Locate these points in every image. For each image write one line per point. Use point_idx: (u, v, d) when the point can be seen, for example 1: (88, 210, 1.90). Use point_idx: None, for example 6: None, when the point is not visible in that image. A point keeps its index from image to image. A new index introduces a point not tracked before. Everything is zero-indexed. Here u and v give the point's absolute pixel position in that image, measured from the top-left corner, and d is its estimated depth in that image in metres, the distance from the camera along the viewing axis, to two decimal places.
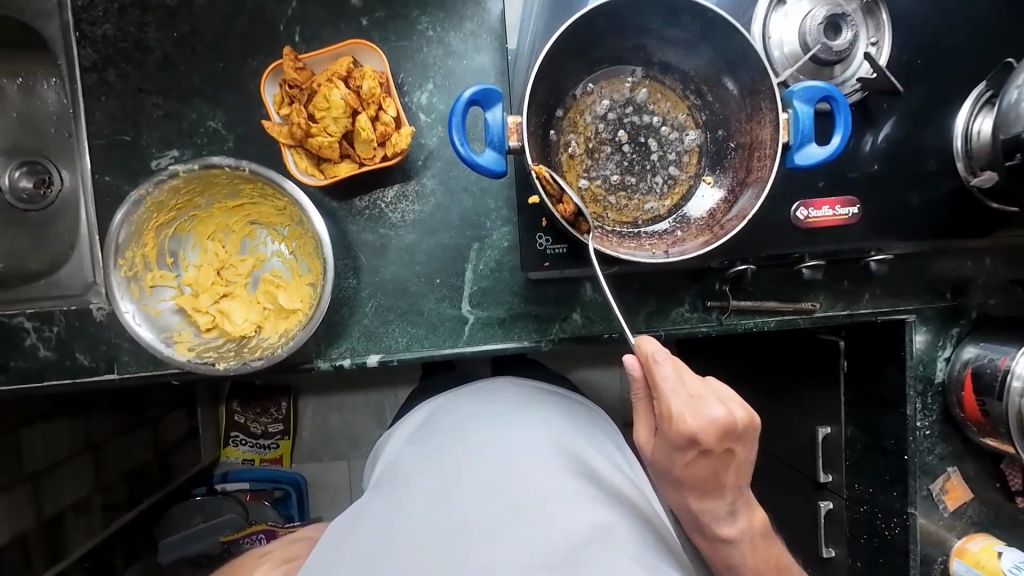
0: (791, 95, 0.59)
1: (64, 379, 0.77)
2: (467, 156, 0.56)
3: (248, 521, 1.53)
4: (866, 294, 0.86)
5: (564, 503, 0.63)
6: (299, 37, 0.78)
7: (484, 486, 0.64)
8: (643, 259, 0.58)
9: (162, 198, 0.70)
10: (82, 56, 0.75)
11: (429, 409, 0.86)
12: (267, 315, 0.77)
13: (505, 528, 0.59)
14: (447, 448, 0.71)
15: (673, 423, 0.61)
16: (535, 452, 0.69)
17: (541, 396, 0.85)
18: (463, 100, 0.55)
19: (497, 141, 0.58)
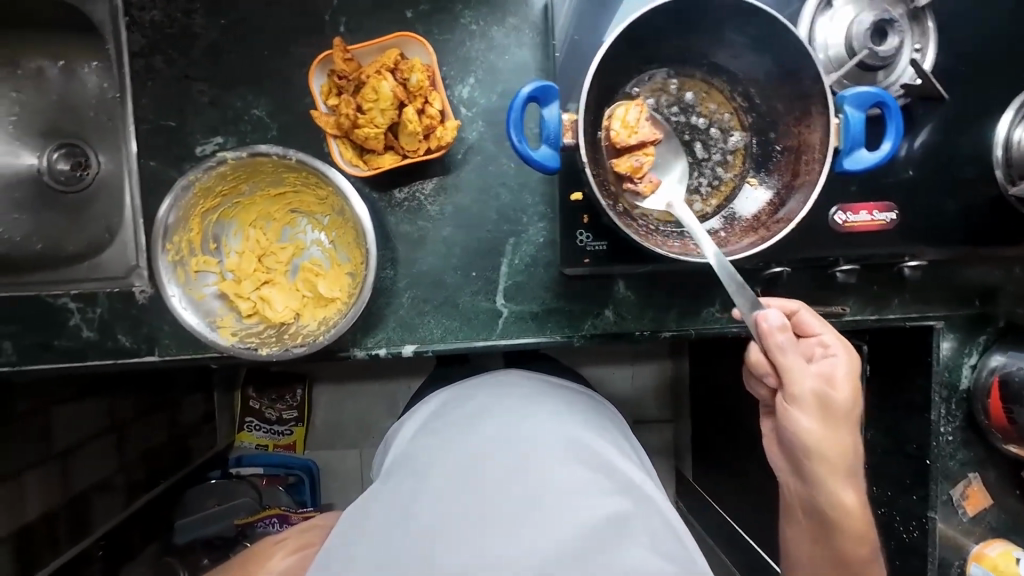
0: (842, 99, 0.59)
1: (107, 360, 0.79)
2: (522, 151, 0.55)
3: (262, 505, 1.59)
4: (896, 299, 0.87)
5: (581, 495, 0.63)
6: (344, 28, 0.78)
7: (502, 477, 0.65)
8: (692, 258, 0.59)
9: (210, 184, 0.72)
10: (130, 41, 0.76)
11: (442, 395, 0.89)
12: (306, 302, 0.79)
13: (521, 520, 0.60)
14: (462, 440, 0.72)
15: (841, 349, 0.70)
16: (549, 442, 0.70)
17: (553, 388, 0.88)
18: (523, 95, 0.54)
19: (553, 137, 0.57)
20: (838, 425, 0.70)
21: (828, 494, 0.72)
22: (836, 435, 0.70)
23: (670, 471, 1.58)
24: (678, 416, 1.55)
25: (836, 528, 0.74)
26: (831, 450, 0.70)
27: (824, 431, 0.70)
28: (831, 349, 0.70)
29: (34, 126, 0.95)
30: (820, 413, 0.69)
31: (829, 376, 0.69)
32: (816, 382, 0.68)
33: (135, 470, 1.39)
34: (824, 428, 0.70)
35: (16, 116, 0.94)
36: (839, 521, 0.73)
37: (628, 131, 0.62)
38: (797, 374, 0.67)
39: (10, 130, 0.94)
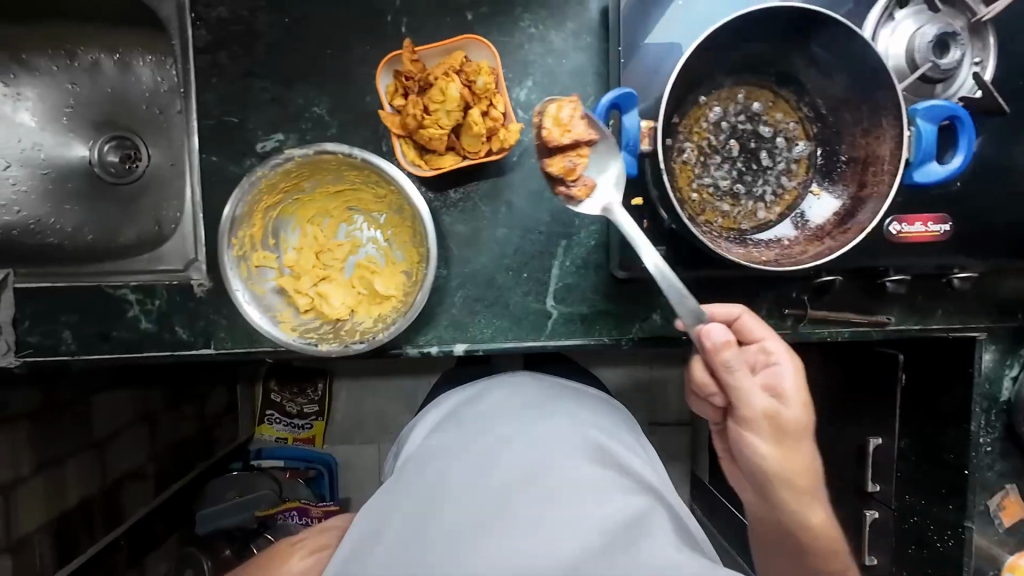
0: (915, 112, 0.60)
1: (163, 351, 0.79)
2: (602, 147, 0.63)
3: (282, 498, 1.58)
4: (939, 310, 0.86)
5: (598, 491, 0.61)
6: (406, 28, 0.79)
7: (512, 476, 0.63)
8: (762, 267, 0.60)
9: (275, 180, 0.73)
10: (196, 38, 0.77)
11: (452, 399, 0.88)
12: (361, 299, 0.80)
13: (535, 519, 0.57)
14: (471, 440, 0.71)
15: (784, 355, 0.69)
16: (561, 442, 0.69)
17: (564, 394, 0.87)
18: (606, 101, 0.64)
19: (631, 143, 0.66)
20: (795, 440, 0.69)
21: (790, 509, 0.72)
22: (789, 444, 0.69)
23: (688, 474, 1.59)
24: (699, 419, 1.56)
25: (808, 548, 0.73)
26: (783, 467, 0.69)
27: (776, 448, 0.69)
28: (774, 356, 0.69)
29: (88, 119, 0.96)
30: (768, 427, 0.68)
31: (773, 385, 0.68)
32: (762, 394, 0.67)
33: (164, 459, 1.40)
34: (769, 443, 0.69)
35: (70, 108, 0.95)
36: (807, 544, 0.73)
37: (560, 130, 0.65)
38: (743, 389, 0.67)
39: (65, 122, 0.95)
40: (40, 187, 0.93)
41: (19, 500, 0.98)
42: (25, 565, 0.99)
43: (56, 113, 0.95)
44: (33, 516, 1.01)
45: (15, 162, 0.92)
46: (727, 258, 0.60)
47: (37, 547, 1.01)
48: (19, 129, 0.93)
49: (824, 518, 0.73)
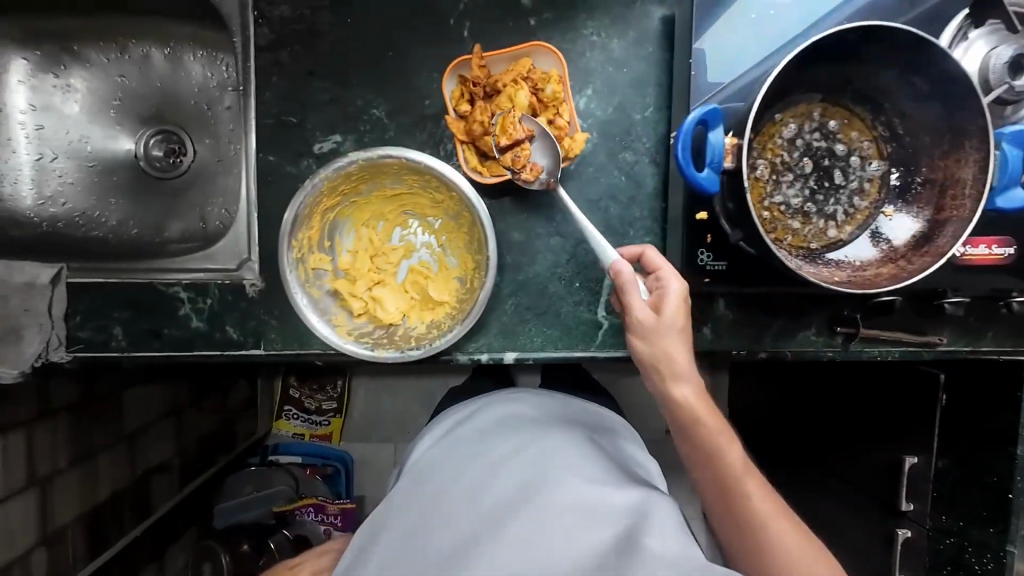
0: (1001, 136, 0.62)
1: (213, 350, 0.79)
2: (685, 169, 0.58)
3: (298, 494, 1.55)
4: (991, 331, 0.87)
5: (588, 509, 0.69)
6: (468, 32, 0.78)
7: (504, 503, 0.71)
8: (842, 288, 0.60)
9: (336, 182, 0.72)
10: (259, 36, 0.76)
11: (457, 415, 0.96)
12: (414, 305, 0.79)
13: (529, 536, 0.66)
14: (470, 465, 0.79)
15: (673, 277, 0.69)
16: (555, 461, 0.76)
17: (560, 412, 0.94)
18: (691, 119, 0.57)
19: (715, 161, 0.59)
20: (670, 351, 0.68)
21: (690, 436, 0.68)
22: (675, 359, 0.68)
23: None
24: None
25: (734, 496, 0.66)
26: (667, 380, 0.69)
27: (666, 356, 0.68)
28: (663, 278, 0.70)
29: (136, 112, 0.96)
30: (650, 340, 0.68)
31: (657, 302, 0.69)
32: (648, 311, 0.68)
33: (189, 453, 1.40)
34: (659, 349, 0.68)
35: (119, 101, 0.95)
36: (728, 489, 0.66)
37: (507, 134, 0.70)
38: (632, 306, 0.68)
39: (113, 115, 0.95)
40: (86, 180, 0.91)
41: (56, 493, 0.98)
42: (61, 557, 0.99)
43: (104, 105, 0.94)
44: (68, 508, 1.01)
45: (62, 154, 0.91)
46: (809, 279, 0.60)
47: (71, 539, 1.01)
48: (67, 120, 0.92)
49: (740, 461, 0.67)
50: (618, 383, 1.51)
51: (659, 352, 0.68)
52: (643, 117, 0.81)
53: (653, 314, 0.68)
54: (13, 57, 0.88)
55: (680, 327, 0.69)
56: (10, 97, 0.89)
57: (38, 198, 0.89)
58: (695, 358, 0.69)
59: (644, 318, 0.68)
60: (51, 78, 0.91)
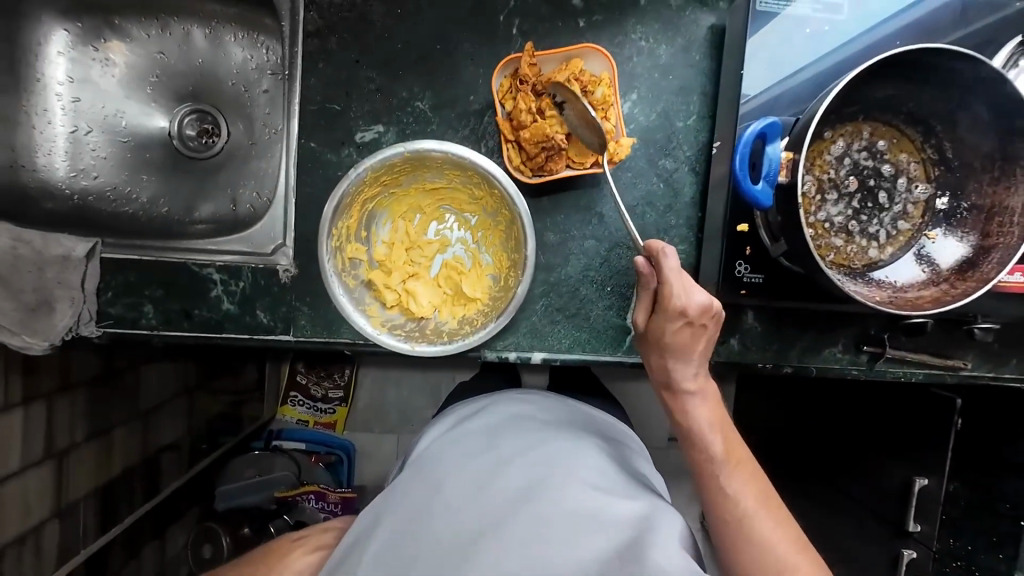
0: None
1: (243, 334, 0.79)
2: (741, 180, 0.58)
3: (300, 481, 1.56)
4: (1015, 359, 0.87)
5: (589, 520, 0.69)
6: (517, 30, 0.78)
7: (505, 503, 0.71)
8: (887, 309, 0.60)
9: (379, 172, 0.72)
10: (307, 21, 0.76)
11: (466, 409, 0.97)
12: (446, 299, 0.79)
13: (528, 539, 0.66)
14: (473, 462, 0.80)
15: (667, 302, 0.67)
16: (560, 467, 0.76)
17: (566, 415, 0.94)
18: (752, 131, 0.57)
19: (770, 175, 0.60)
20: (661, 369, 0.72)
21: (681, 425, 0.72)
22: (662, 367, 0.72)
23: None
24: None
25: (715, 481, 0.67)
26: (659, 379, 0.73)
27: (661, 370, 0.72)
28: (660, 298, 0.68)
29: (172, 90, 0.96)
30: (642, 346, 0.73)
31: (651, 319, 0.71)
32: (643, 321, 0.72)
33: (198, 434, 1.40)
34: (652, 362, 0.73)
35: (156, 78, 0.94)
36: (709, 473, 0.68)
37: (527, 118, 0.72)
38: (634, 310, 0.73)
39: (149, 92, 0.94)
40: (119, 155, 0.91)
41: (71, 467, 0.97)
42: (72, 531, 0.99)
43: (141, 81, 0.94)
44: (82, 483, 1.00)
45: (96, 127, 0.91)
46: (856, 298, 0.60)
47: (82, 514, 1.01)
48: (104, 95, 0.92)
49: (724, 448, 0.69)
50: (628, 388, 1.51)
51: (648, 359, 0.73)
52: (685, 125, 0.80)
53: (647, 331, 0.71)
54: (54, 27, 0.87)
55: (675, 349, 0.70)
56: (48, 67, 0.87)
57: (70, 170, 0.88)
58: (682, 372, 0.71)
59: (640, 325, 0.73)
60: (90, 51, 0.90)
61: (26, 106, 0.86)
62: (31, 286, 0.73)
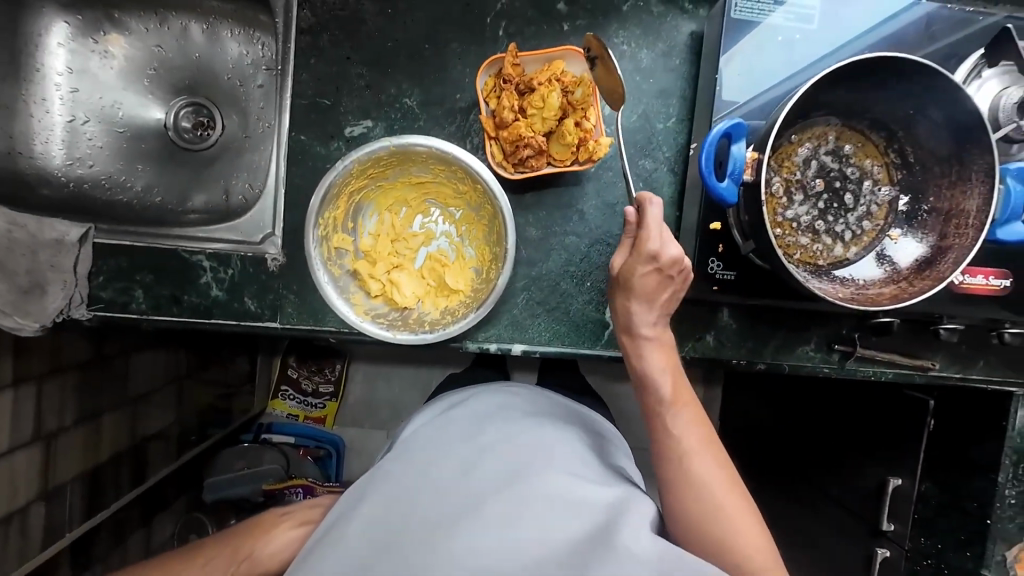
0: (1006, 171, 0.66)
1: (230, 320, 0.81)
2: (708, 178, 0.61)
3: (288, 474, 1.53)
4: (981, 361, 0.90)
5: (565, 506, 0.71)
6: (504, 31, 0.80)
7: (484, 486, 0.73)
8: (849, 304, 0.63)
9: (365, 166, 0.75)
10: (300, 18, 0.79)
11: (451, 400, 0.99)
12: (429, 290, 0.82)
13: (504, 520, 0.68)
14: (456, 448, 0.81)
15: (645, 244, 0.70)
16: (540, 455, 0.78)
17: (550, 407, 0.96)
18: (717, 132, 0.60)
19: (736, 173, 0.62)
20: (624, 314, 0.73)
21: (637, 372, 0.75)
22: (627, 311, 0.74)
23: None
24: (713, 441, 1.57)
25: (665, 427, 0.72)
26: (620, 326, 0.75)
27: (624, 316, 0.74)
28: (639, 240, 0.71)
29: (169, 83, 0.98)
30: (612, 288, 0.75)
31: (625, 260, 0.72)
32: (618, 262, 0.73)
33: (188, 425, 1.41)
34: (616, 306, 0.75)
35: (153, 71, 0.97)
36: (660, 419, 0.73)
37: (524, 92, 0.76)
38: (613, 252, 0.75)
39: (146, 84, 0.97)
40: (115, 144, 0.93)
41: (59, 450, 0.99)
42: (58, 514, 1.00)
43: (139, 73, 0.96)
44: (69, 466, 1.02)
45: (93, 117, 0.93)
46: (819, 293, 0.63)
47: (69, 497, 1.02)
48: (102, 85, 0.94)
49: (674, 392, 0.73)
50: (614, 386, 1.54)
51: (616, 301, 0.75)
52: (665, 127, 0.83)
53: (617, 274, 0.74)
54: (55, 20, 0.90)
55: (641, 295, 0.72)
56: (48, 58, 0.90)
57: (66, 158, 0.90)
58: (645, 319, 0.73)
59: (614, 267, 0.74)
60: (90, 43, 0.93)
61: (25, 95, 0.88)
62: (25, 269, 0.75)
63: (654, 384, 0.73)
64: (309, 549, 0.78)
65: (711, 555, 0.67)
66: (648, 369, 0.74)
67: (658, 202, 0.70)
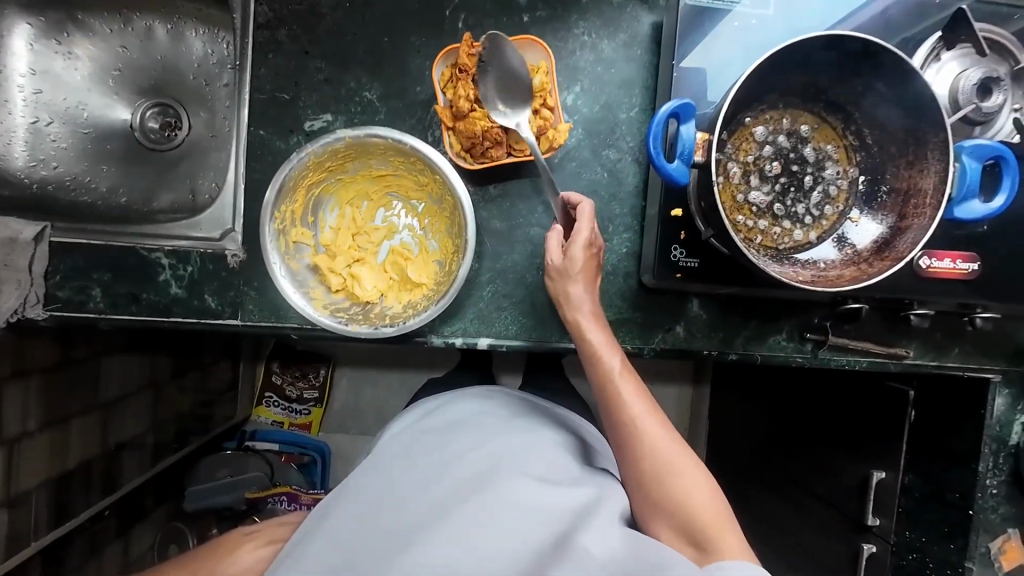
0: (962, 149, 0.66)
1: (190, 317, 0.80)
2: (658, 157, 0.61)
3: (272, 482, 1.51)
4: (956, 348, 0.89)
5: (527, 517, 0.69)
6: (463, 24, 0.80)
7: (451, 495, 0.72)
8: (808, 287, 0.62)
9: (322, 158, 0.75)
10: (258, 13, 0.79)
11: (424, 405, 0.95)
12: (392, 284, 0.81)
13: (465, 538, 0.67)
14: (425, 450, 0.80)
15: (584, 220, 0.73)
16: (508, 458, 0.76)
17: (523, 403, 0.93)
18: (666, 111, 0.61)
19: (685, 153, 0.63)
20: (565, 294, 0.74)
21: (583, 349, 0.73)
22: (571, 292, 0.74)
23: None
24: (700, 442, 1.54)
25: (614, 399, 0.71)
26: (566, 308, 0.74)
27: (564, 298, 0.74)
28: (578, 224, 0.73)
29: (135, 84, 0.97)
30: (557, 274, 0.74)
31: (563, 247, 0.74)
32: (558, 255, 0.74)
33: (166, 431, 1.38)
34: (557, 290, 0.75)
35: (118, 71, 0.96)
36: (608, 394, 0.71)
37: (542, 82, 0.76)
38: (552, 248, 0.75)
39: (111, 85, 0.96)
40: (79, 145, 0.92)
41: (24, 455, 0.97)
42: (22, 521, 0.98)
43: (103, 74, 0.96)
44: (35, 472, 1.00)
45: (57, 118, 0.92)
46: (775, 277, 0.62)
47: (34, 503, 1.00)
48: (65, 87, 0.93)
49: (618, 366, 0.72)
50: None
51: (559, 283, 0.74)
52: (628, 116, 0.83)
53: (556, 258, 0.74)
54: (17, 21, 0.89)
55: (581, 277, 0.73)
56: (9, 59, 0.89)
57: (30, 159, 0.89)
58: (593, 293, 0.75)
59: (555, 259, 0.75)
60: (53, 44, 0.92)
61: None
62: None
63: (601, 360, 0.72)
64: (287, 546, 0.79)
65: (677, 536, 0.66)
66: (593, 351, 0.72)
67: (591, 203, 0.75)
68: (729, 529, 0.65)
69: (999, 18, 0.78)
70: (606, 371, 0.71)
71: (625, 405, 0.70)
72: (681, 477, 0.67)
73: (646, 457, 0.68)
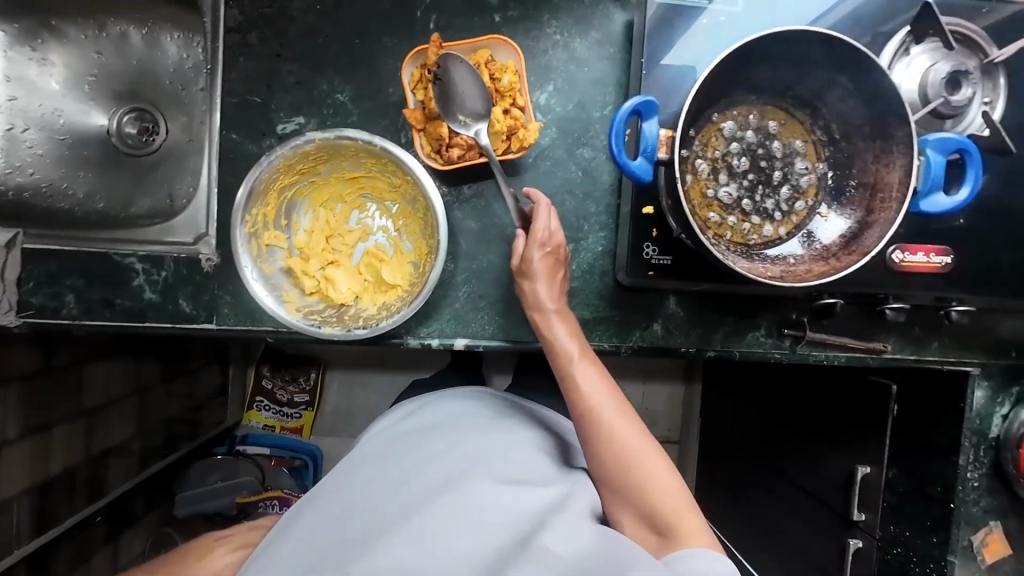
0: (927, 143, 0.66)
1: (163, 322, 0.80)
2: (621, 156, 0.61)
3: (263, 486, 1.51)
4: (935, 342, 0.88)
5: (490, 518, 0.69)
6: (435, 25, 0.80)
7: (418, 495, 0.72)
8: (778, 284, 0.62)
9: (293, 161, 0.75)
10: (229, 17, 0.79)
11: (403, 405, 0.96)
12: (367, 286, 0.81)
13: (427, 538, 0.67)
14: (399, 451, 0.80)
15: (541, 220, 0.73)
16: (477, 459, 0.75)
17: (500, 403, 0.93)
18: (627, 109, 0.61)
19: (648, 151, 0.63)
20: (530, 291, 0.74)
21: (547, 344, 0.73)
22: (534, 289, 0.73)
23: None
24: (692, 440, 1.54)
25: (578, 394, 0.70)
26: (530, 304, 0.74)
27: (528, 295, 0.74)
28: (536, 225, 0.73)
29: (111, 89, 0.97)
30: (520, 271, 0.74)
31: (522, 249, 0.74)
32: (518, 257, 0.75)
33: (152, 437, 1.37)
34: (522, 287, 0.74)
35: (94, 77, 0.96)
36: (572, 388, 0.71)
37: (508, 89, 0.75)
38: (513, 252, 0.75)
39: (87, 90, 0.96)
40: (55, 152, 0.92)
41: (3, 463, 0.97)
42: (4, 529, 0.98)
43: (79, 80, 0.95)
44: (16, 480, 0.99)
45: (33, 125, 0.92)
46: (743, 273, 0.62)
47: (16, 512, 0.99)
48: (41, 93, 0.93)
49: (581, 360, 0.71)
50: None
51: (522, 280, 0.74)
52: (602, 115, 0.83)
53: (517, 261, 0.74)
54: None
55: (543, 277, 0.73)
56: None
57: (5, 166, 0.89)
58: (557, 291, 0.74)
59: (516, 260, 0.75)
60: (28, 51, 0.92)
61: None
62: None
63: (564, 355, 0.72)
64: (261, 547, 0.79)
65: (643, 527, 0.67)
66: (558, 345, 0.72)
67: (547, 200, 0.76)
68: (692, 520, 0.65)
69: (969, 10, 0.78)
70: (569, 365, 0.71)
71: (587, 398, 0.70)
72: (644, 469, 0.67)
73: (609, 449, 0.68)
